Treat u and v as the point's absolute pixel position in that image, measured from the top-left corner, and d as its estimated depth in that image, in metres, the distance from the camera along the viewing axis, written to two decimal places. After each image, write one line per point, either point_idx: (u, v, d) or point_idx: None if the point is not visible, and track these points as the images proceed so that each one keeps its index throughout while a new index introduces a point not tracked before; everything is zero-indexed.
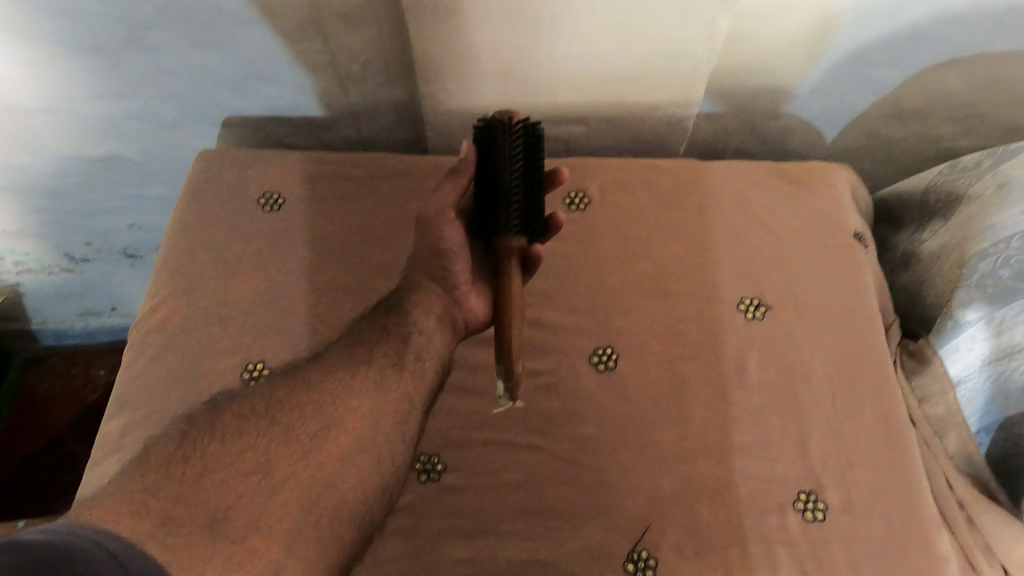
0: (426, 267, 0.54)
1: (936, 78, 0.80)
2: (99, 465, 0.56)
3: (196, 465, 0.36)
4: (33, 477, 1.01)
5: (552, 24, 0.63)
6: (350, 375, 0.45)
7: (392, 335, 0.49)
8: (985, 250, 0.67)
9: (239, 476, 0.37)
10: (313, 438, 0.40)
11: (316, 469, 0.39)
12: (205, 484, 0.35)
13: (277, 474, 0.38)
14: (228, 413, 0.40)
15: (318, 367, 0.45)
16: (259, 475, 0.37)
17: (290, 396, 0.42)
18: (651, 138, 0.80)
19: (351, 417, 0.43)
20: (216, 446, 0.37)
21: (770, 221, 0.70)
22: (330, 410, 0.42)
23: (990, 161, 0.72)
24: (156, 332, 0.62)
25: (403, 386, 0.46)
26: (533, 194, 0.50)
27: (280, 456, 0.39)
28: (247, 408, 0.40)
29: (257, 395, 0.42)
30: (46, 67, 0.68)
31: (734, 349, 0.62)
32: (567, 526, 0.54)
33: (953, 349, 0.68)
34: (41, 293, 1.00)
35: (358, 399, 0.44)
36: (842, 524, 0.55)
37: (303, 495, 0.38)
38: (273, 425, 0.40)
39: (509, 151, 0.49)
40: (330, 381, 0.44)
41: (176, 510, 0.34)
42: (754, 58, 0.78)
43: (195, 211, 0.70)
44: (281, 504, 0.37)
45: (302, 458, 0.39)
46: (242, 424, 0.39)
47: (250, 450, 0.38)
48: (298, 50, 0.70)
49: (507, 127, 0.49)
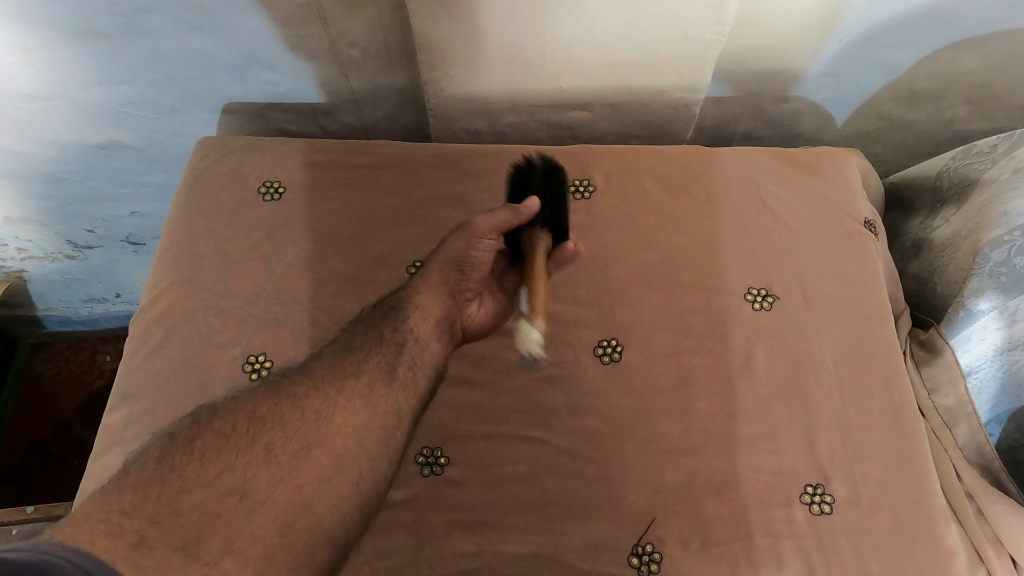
0: (439, 271, 0.58)
1: (952, 59, 0.78)
2: (102, 456, 0.57)
3: (173, 487, 0.39)
4: (41, 462, 1.02)
5: (557, 7, 0.62)
6: (336, 391, 0.47)
7: (386, 343, 0.52)
8: (999, 237, 0.65)
9: (217, 497, 0.40)
10: (292, 459, 0.43)
11: (294, 491, 0.42)
12: (180, 507, 0.38)
13: (254, 497, 0.41)
14: (209, 432, 0.42)
15: (306, 380, 0.48)
16: (236, 497, 0.40)
17: (272, 412, 0.45)
18: (657, 123, 0.79)
19: (333, 436, 0.45)
20: (194, 467, 0.40)
21: (778, 208, 0.68)
22: (311, 429, 0.45)
23: (1007, 145, 0.70)
24: (158, 324, 0.62)
25: (391, 400, 0.49)
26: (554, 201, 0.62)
27: (258, 477, 0.42)
28: (228, 426, 0.43)
29: (239, 410, 0.45)
30: (44, 53, 0.66)
31: (741, 340, 0.61)
32: (571, 519, 0.54)
33: (964, 340, 0.68)
34: (46, 280, 1.00)
35: (342, 416, 0.46)
36: (849, 517, 0.54)
37: (279, 517, 0.41)
38: (255, 444, 0.43)
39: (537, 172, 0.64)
40: (315, 398, 0.46)
41: (150, 532, 0.36)
42: (763, 40, 0.76)
43: (195, 201, 0.69)
44: (256, 526, 0.40)
45: (280, 480, 0.42)
46: (222, 444, 0.42)
47: (228, 471, 0.41)
48: (297, 36, 0.69)
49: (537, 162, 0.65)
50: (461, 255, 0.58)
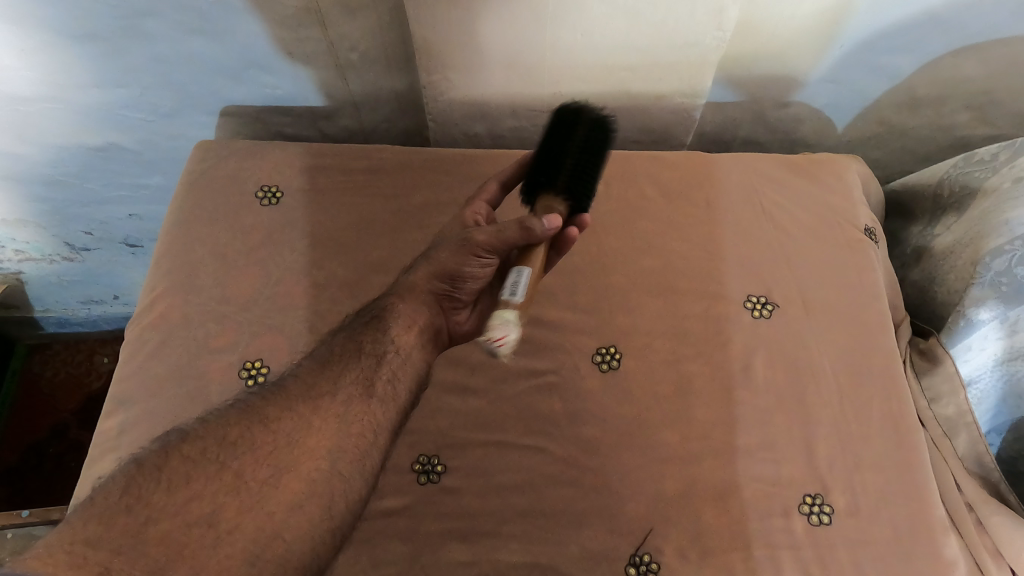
0: (427, 279, 0.53)
1: (953, 65, 0.78)
2: (97, 462, 0.56)
3: (140, 516, 0.39)
4: (38, 464, 1.01)
5: (556, 12, 0.61)
6: (309, 412, 0.46)
7: (365, 357, 0.50)
8: (1000, 246, 0.65)
9: (183, 526, 0.39)
10: (262, 486, 0.43)
11: (264, 519, 0.41)
12: (146, 537, 0.38)
13: (222, 525, 0.40)
14: (177, 457, 0.42)
15: (278, 400, 0.47)
16: (204, 527, 0.40)
17: (242, 437, 0.44)
18: (657, 128, 0.79)
19: (306, 460, 0.45)
20: (161, 496, 0.40)
21: (778, 215, 0.68)
22: (284, 453, 0.44)
23: (1008, 154, 0.70)
24: (153, 329, 0.62)
25: (368, 417, 0.48)
26: (588, 166, 0.53)
27: (227, 506, 0.41)
28: (196, 450, 0.43)
29: (208, 435, 0.44)
30: (40, 56, 0.66)
31: (741, 348, 0.61)
32: (569, 528, 0.54)
33: (965, 349, 0.68)
34: (44, 282, 1.00)
35: (316, 439, 0.45)
36: (848, 528, 0.54)
37: (249, 546, 0.40)
38: (223, 471, 0.42)
39: (578, 129, 0.55)
40: (288, 419, 0.46)
41: (113, 563, 0.36)
42: (764, 45, 0.75)
43: (192, 205, 0.69)
44: (224, 556, 0.39)
45: (250, 507, 0.42)
46: (191, 470, 0.41)
47: (196, 500, 0.40)
48: (295, 39, 0.68)
49: (581, 115, 0.56)
50: (450, 270, 0.52)
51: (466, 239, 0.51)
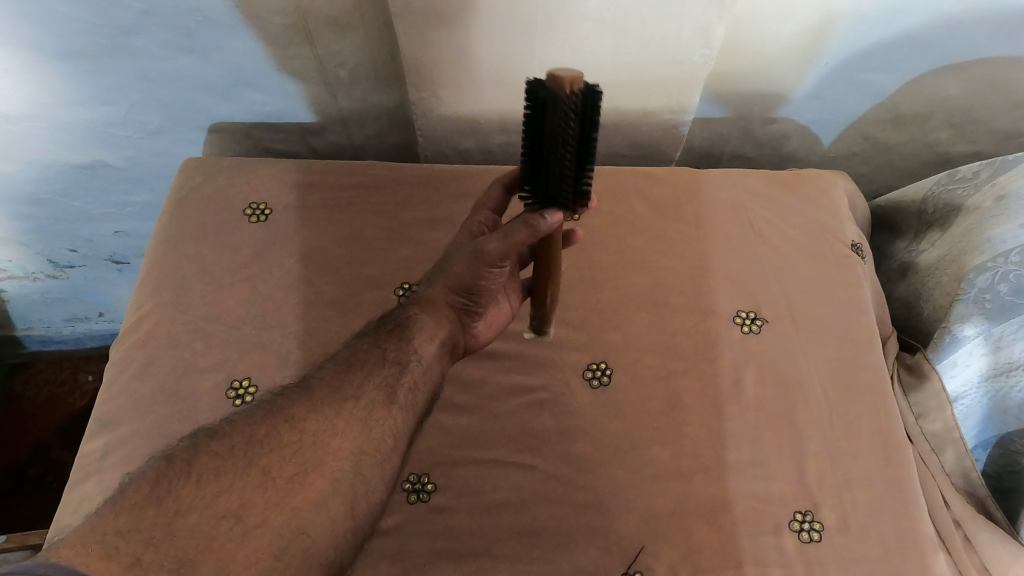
0: (442, 294, 0.53)
1: (934, 84, 0.79)
2: (79, 487, 0.55)
3: (169, 508, 0.37)
4: (18, 486, 0.99)
5: (545, 31, 0.62)
6: (334, 414, 0.45)
7: (389, 363, 0.49)
8: (984, 263, 0.66)
9: (212, 520, 0.38)
10: (289, 482, 0.41)
11: (290, 514, 0.40)
12: (177, 529, 0.36)
13: (250, 520, 0.39)
14: (206, 454, 0.41)
15: (305, 402, 0.45)
16: (232, 520, 0.38)
17: (269, 436, 0.43)
18: (646, 144, 0.79)
19: (331, 459, 0.43)
20: (190, 489, 0.38)
21: (767, 231, 0.69)
22: (308, 452, 0.43)
23: (989, 172, 0.71)
24: (139, 349, 0.61)
25: (389, 422, 0.46)
26: (584, 161, 0.44)
27: (255, 500, 0.40)
28: (225, 448, 0.41)
29: (236, 433, 0.43)
30: (24, 74, 0.65)
31: (730, 364, 0.61)
32: (561, 548, 0.53)
33: (950, 365, 0.69)
34: (27, 299, 0.98)
35: (340, 440, 0.44)
36: (839, 544, 0.54)
37: (275, 541, 0.39)
38: (251, 468, 0.41)
39: (565, 128, 0.42)
40: (313, 420, 0.45)
41: (145, 555, 0.35)
42: (750, 62, 0.76)
43: (178, 222, 0.68)
44: (252, 550, 0.38)
45: (276, 503, 0.40)
46: (219, 466, 0.40)
47: (224, 494, 0.39)
48: (284, 56, 0.68)
49: (564, 97, 0.41)
50: (467, 283, 0.52)
51: (478, 249, 0.50)
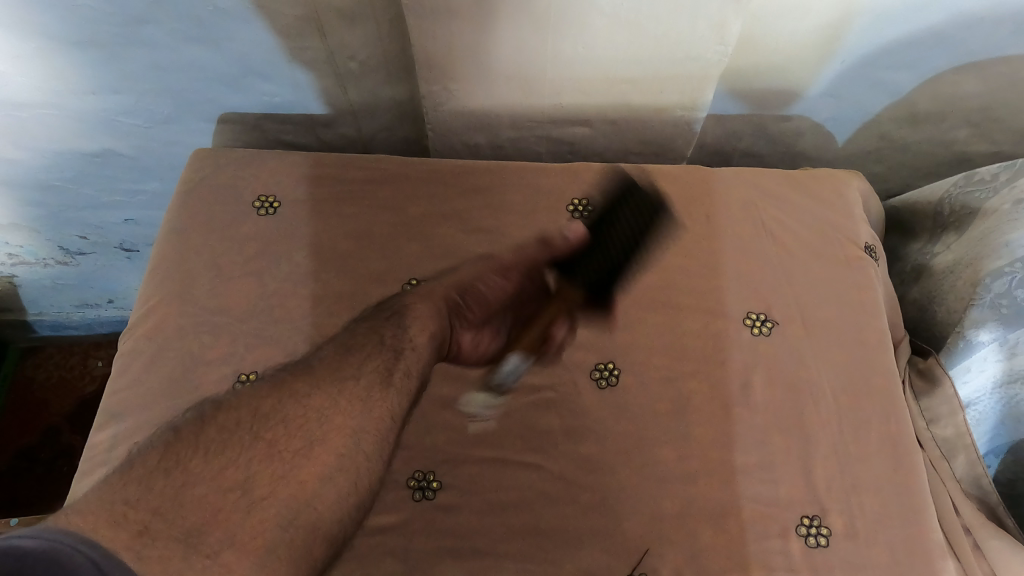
0: (441, 292, 0.54)
1: (953, 83, 0.78)
2: (86, 476, 0.55)
3: (177, 480, 0.38)
4: (29, 470, 1.00)
5: (557, 25, 0.61)
6: (337, 391, 0.45)
7: (384, 348, 0.48)
8: (1001, 268, 0.65)
9: (219, 491, 0.38)
10: (295, 456, 0.41)
11: (296, 487, 0.40)
12: (183, 499, 0.37)
13: (256, 492, 0.39)
14: (213, 427, 0.41)
15: (308, 379, 0.45)
16: (238, 492, 0.39)
17: (275, 410, 0.43)
18: (659, 140, 0.78)
19: (334, 435, 0.43)
20: (198, 461, 0.39)
21: (777, 229, 0.68)
22: (312, 427, 0.43)
23: (1009, 174, 0.69)
24: (148, 340, 0.61)
25: (388, 404, 0.45)
26: None
27: (262, 473, 0.40)
28: (233, 421, 0.42)
29: (244, 406, 0.43)
30: (35, 62, 0.65)
31: (739, 366, 0.61)
32: (566, 547, 0.53)
33: (963, 371, 0.68)
34: (38, 285, 0.99)
35: (341, 417, 0.44)
36: (845, 550, 0.54)
37: (282, 512, 0.39)
38: (257, 441, 0.41)
39: None
40: (317, 396, 0.44)
41: (153, 523, 0.36)
42: (765, 58, 0.75)
43: (187, 214, 0.68)
44: (258, 521, 0.38)
45: (283, 475, 0.40)
46: (226, 439, 0.40)
47: (231, 467, 0.39)
48: (294, 48, 0.68)
49: None
50: None
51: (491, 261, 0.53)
